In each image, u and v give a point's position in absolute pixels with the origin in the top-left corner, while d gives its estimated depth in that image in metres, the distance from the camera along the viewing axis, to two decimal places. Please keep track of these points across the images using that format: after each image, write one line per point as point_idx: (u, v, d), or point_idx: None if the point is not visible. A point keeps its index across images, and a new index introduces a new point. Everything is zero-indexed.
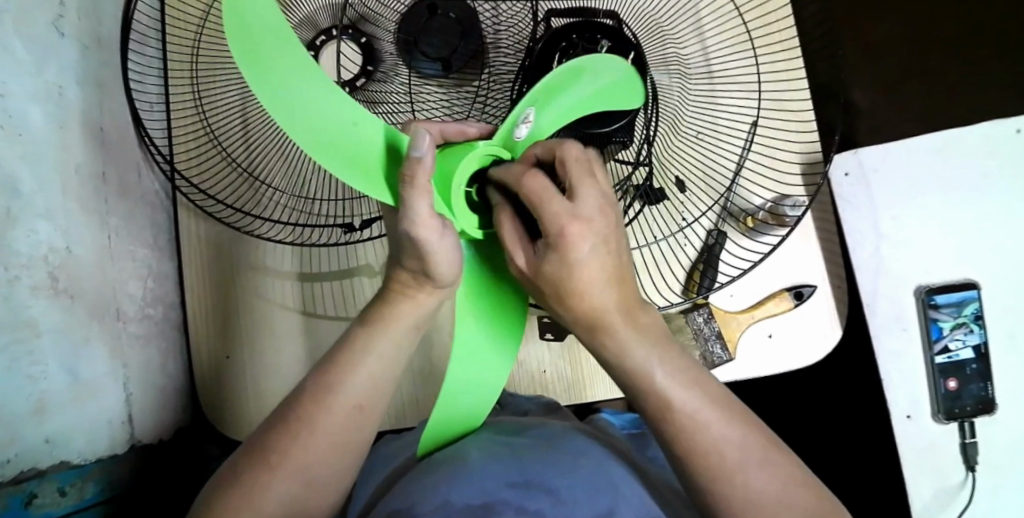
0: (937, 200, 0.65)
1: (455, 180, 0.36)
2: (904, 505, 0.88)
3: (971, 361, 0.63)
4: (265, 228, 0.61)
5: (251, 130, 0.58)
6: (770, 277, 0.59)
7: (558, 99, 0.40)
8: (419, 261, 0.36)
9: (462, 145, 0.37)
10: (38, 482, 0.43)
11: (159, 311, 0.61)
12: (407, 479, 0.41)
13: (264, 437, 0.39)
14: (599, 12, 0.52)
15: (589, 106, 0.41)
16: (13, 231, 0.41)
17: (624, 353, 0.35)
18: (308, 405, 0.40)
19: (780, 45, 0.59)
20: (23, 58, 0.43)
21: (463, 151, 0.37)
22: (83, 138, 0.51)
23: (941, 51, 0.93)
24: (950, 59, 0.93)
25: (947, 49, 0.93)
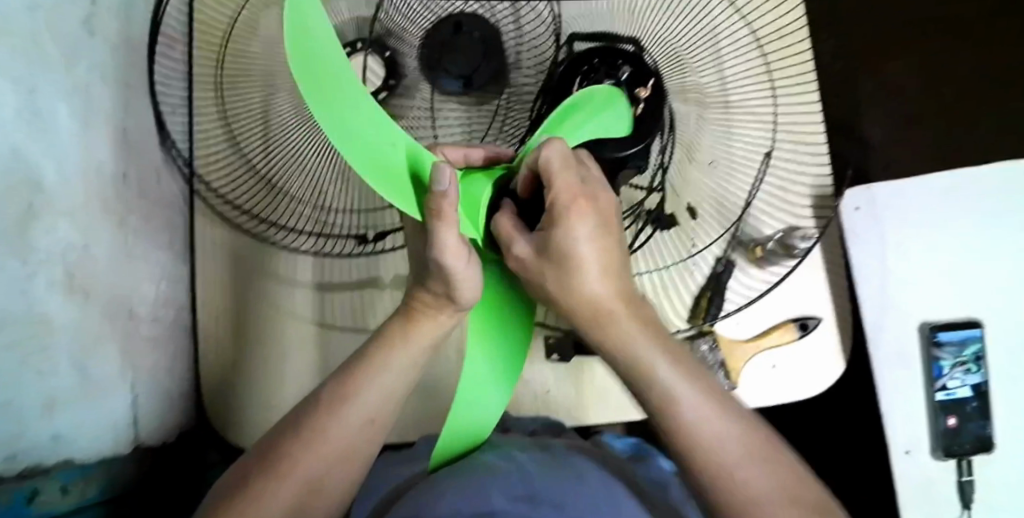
0: (945, 239, 0.66)
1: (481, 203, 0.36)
2: None
3: (970, 400, 0.63)
4: (281, 236, 0.61)
5: (272, 136, 0.57)
6: (777, 307, 0.59)
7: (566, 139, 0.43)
8: (436, 285, 0.37)
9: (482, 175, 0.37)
10: (42, 480, 0.45)
11: (171, 311, 0.62)
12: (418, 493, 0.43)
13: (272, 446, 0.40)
14: (620, 39, 0.53)
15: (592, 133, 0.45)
16: (33, 227, 0.41)
17: (637, 382, 0.36)
18: (319, 415, 0.40)
19: (796, 79, 0.60)
20: (52, 57, 0.44)
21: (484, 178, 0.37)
22: (106, 137, 0.52)
23: (959, 86, 0.93)
24: (968, 95, 0.93)
25: (965, 85, 0.93)
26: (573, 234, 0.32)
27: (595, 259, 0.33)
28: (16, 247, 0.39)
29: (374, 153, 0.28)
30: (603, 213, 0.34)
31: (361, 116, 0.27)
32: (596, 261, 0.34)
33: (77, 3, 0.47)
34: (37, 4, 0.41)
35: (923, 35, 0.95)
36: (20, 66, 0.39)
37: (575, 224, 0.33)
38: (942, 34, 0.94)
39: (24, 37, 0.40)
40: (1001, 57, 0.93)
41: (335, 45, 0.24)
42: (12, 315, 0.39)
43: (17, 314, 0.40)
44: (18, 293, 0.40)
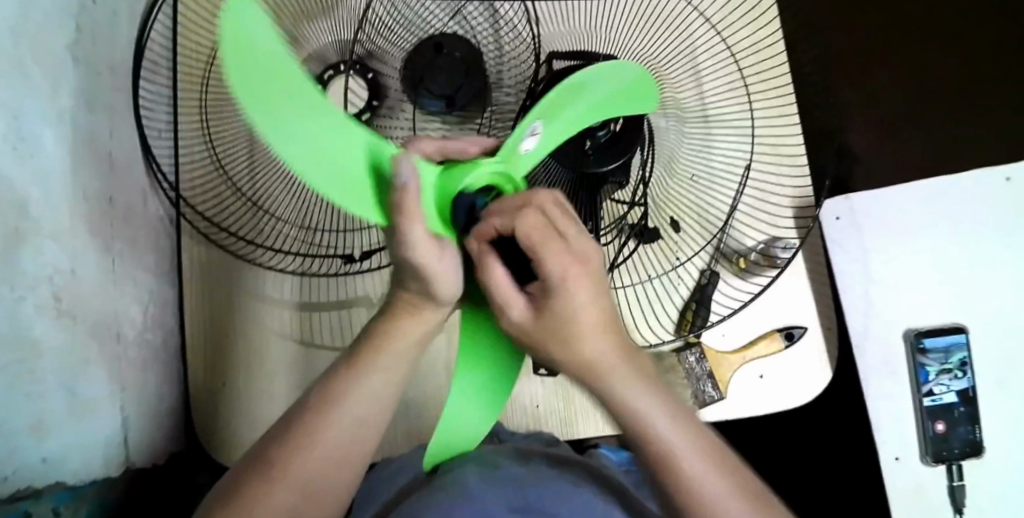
0: (925, 246, 0.67)
1: (456, 195, 0.33)
2: None
3: (957, 405, 0.63)
4: (266, 257, 0.62)
5: (259, 163, 0.59)
6: (761, 317, 0.60)
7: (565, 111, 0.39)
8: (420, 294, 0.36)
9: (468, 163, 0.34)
10: (32, 501, 0.42)
11: (158, 335, 0.62)
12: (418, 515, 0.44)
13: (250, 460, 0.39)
14: (598, 56, 0.54)
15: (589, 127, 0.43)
16: (22, 250, 0.41)
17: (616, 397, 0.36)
18: (303, 431, 0.40)
19: (776, 92, 0.61)
20: (37, 81, 0.44)
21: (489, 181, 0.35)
22: (92, 162, 0.52)
23: (935, 99, 0.96)
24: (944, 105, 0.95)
25: (939, 97, 0.95)
26: (568, 301, 0.33)
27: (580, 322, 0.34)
28: (6, 270, 0.39)
29: (327, 156, 0.25)
30: (582, 249, 0.33)
31: (304, 118, 0.23)
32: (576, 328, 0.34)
33: (63, 30, 0.48)
34: (24, 31, 0.42)
35: (900, 48, 0.97)
36: (8, 90, 0.39)
37: (572, 288, 0.33)
38: (917, 47, 0.96)
39: (12, 63, 0.40)
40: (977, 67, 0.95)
41: (278, 52, 0.19)
42: (1, 339, 0.39)
43: (7, 336, 0.39)
44: (9, 316, 0.40)
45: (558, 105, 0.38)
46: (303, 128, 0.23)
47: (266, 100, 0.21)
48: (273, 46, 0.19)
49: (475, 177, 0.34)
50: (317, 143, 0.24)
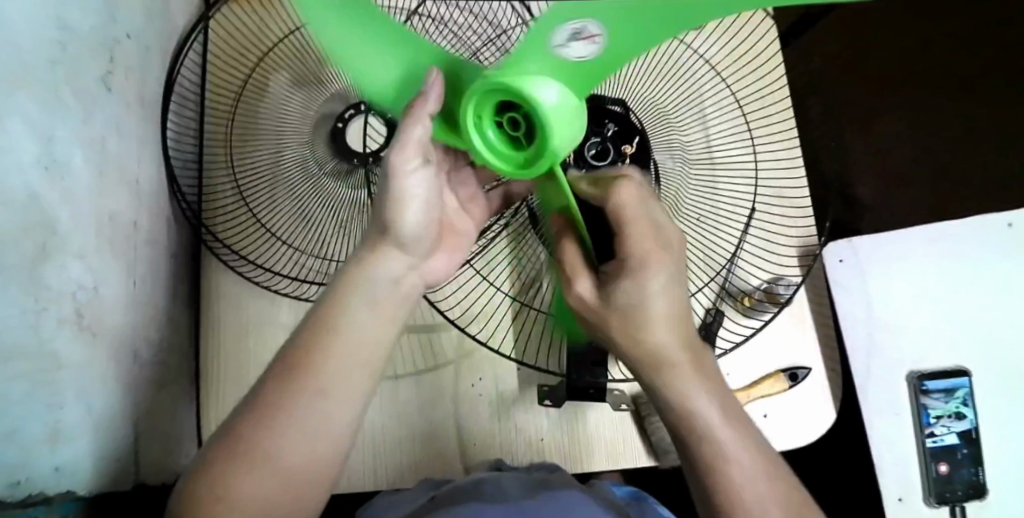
0: (929, 290, 0.68)
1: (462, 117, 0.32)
2: None
3: (959, 446, 0.64)
4: (281, 285, 0.64)
5: (278, 191, 0.62)
6: (763, 356, 0.60)
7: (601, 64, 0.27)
8: None
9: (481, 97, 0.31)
10: (44, 509, 0.45)
11: (170, 357, 0.63)
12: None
13: None
14: (605, 97, 0.56)
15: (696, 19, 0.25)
16: (48, 267, 0.43)
17: None
18: None
19: (780, 136, 0.63)
20: (72, 107, 0.46)
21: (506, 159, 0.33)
22: (118, 186, 0.54)
23: (931, 150, 1.00)
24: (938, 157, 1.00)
25: (937, 147, 1.00)
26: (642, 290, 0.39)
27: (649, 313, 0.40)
28: (32, 284, 0.40)
29: (374, 63, 0.36)
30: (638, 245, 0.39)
31: (356, 41, 0.34)
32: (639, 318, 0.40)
33: (98, 61, 0.50)
34: (59, 60, 0.44)
35: (900, 99, 1.01)
36: (42, 115, 0.41)
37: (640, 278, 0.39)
38: (916, 98, 1.01)
39: (47, 89, 0.42)
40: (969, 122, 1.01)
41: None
42: (25, 352, 0.40)
43: (28, 349, 0.40)
44: (32, 329, 0.41)
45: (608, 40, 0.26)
46: (339, 36, 0.34)
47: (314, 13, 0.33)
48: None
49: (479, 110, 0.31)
50: (369, 54, 0.35)
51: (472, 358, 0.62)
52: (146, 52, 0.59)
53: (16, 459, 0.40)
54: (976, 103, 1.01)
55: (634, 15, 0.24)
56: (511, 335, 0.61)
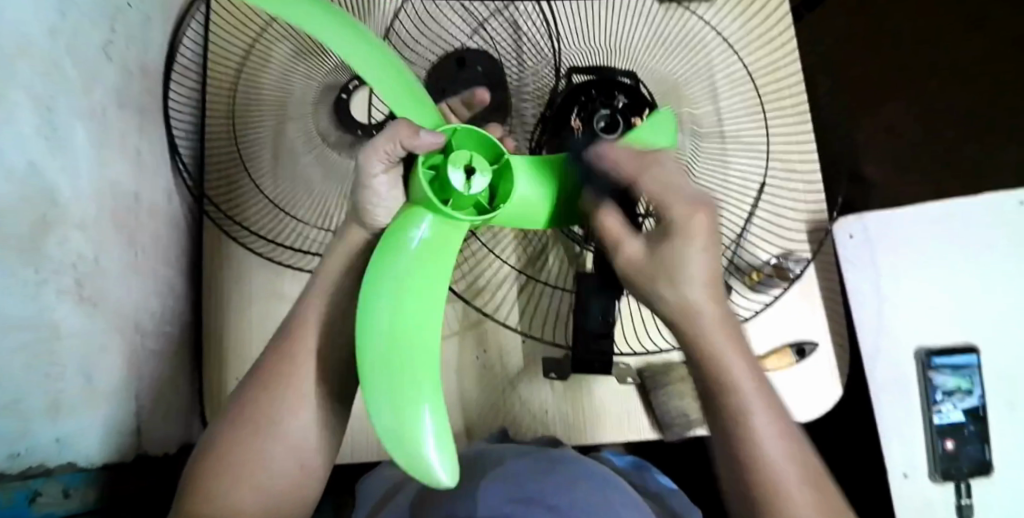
0: (940, 268, 0.67)
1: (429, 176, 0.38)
2: None
3: (965, 423, 0.64)
4: (285, 257, 0.64)
5: (282, 163, 0.62)
6: (773, 331, 0.60)
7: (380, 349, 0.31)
8: None
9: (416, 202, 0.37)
10: (44, 480, 0.43)
11: (173, 330, 0.63)
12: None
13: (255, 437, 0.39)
14: (616, 71, 0.55)
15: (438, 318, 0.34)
16: (49, 238, 0.42)
17: None
18: None
19: (790, 109, 0.62)
20: (73, 77, 0.45)
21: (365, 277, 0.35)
22: (120, 157, 0.53)
23: (936, 131, 1.01)
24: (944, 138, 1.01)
25: (940, 129, 1.01)
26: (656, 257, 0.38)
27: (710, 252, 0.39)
28: (32, 254, 0.40)
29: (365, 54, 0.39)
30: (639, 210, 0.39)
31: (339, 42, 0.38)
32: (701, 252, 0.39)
33: (98, 30, 0.49)
34: (58, 29, 0.43)
35: (904, 83, 1.03)
36: (40, 83, 0.41)
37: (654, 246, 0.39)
38: (920, 81, 1.03)
39: (45, 57, 0.41)
40: (973, 105, 1.02)
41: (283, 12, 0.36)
42: (25, 321, 0.40)
43: (28, 319, 0.40)
44: (34, 300, 0.41)
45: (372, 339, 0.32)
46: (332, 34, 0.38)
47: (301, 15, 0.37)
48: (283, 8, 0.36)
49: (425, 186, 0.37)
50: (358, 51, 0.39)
51: (478, 333, 0.61)
52: (147, 23, 0.58)
53: (14, 429, 0.40)
54: (979, 85, 1.03)
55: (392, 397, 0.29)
56: (518, 309, 0.61)
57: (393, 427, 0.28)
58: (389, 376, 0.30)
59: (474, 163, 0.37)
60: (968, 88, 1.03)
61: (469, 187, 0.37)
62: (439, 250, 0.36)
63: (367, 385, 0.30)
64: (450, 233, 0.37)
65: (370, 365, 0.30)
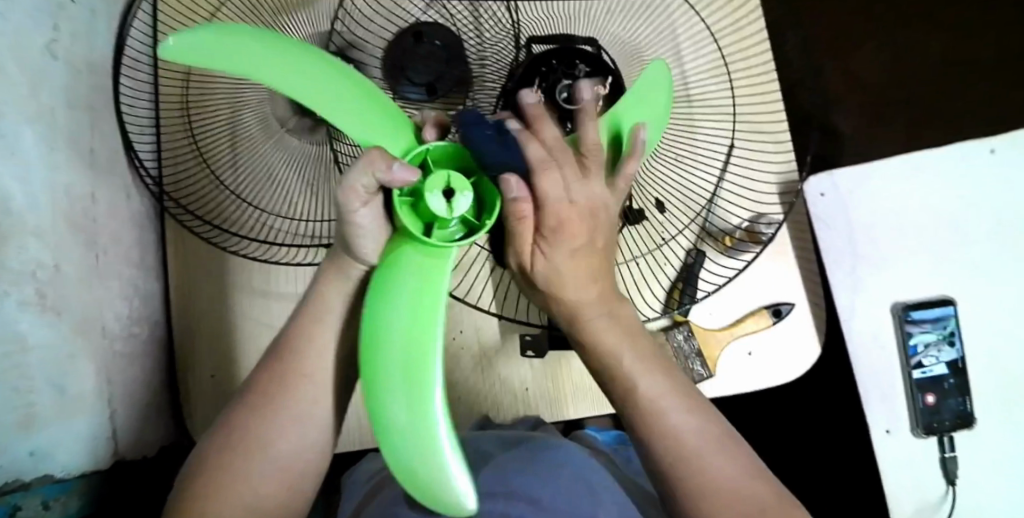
0: (911, 220, 0.67)
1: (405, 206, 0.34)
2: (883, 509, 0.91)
3: (946, 376, 0.65)
4: (252, 249, 0.62)
5: (242, 153, 0.60)
6: (748, 294, 0.59)
7: (385, 380, 0.31)
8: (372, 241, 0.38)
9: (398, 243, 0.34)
10: (23, 494, 0.41)
11: (145, 331, 0.61)
12: (408, 514, 0.44)
13: None
14: (576, 38, 0.54)
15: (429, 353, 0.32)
16: (4, 248, 0.40)
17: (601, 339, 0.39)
18: None
19: (757, 69, 0.61)
20: (17, 78, 0.42)
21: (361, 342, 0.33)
22: (74, 157, 0.50)
23: (904, 86, 1.02)
24: (911, 93, 1.02)
25: (907, 84, 1.02)
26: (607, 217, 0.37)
27: (586, 237, 0.38)
28: None
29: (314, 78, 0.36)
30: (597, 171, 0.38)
31: (280, 69, 0.35)
32: (581, 243, 0.38)
33: (40, 26, 0.46)
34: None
35: (872, 38, 1.03)
36: None
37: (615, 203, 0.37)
38: (887, 36, 1.03)
39: None
40: (938, 58, 1.03)
41: (209, 49, 0.34)
42: None
43: None
44: None
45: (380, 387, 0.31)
46: (277, 62, 0.35)
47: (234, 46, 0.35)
48: (207, 43, 0.34)
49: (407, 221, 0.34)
50: (313, 75, 0.36)
51: (452, 312, 0.60)
52: (90, 15, 0.55)
53: None
54: (944, 38, 1.03)
55: (411, 432, 0.30)
56: (491, 287, 0.60)
57: (413, 450, 0.30)
58: (400, 431, 0.30)
59: (454, 183, 0.33)
60: (934, 43, 1.03)
61: (452, 209, 0.32)
62: (431, 288, 0.33)
63: (389, 447, 0.30)
64: (434, 271, 0.34)
65: (389, 427, 0.30)
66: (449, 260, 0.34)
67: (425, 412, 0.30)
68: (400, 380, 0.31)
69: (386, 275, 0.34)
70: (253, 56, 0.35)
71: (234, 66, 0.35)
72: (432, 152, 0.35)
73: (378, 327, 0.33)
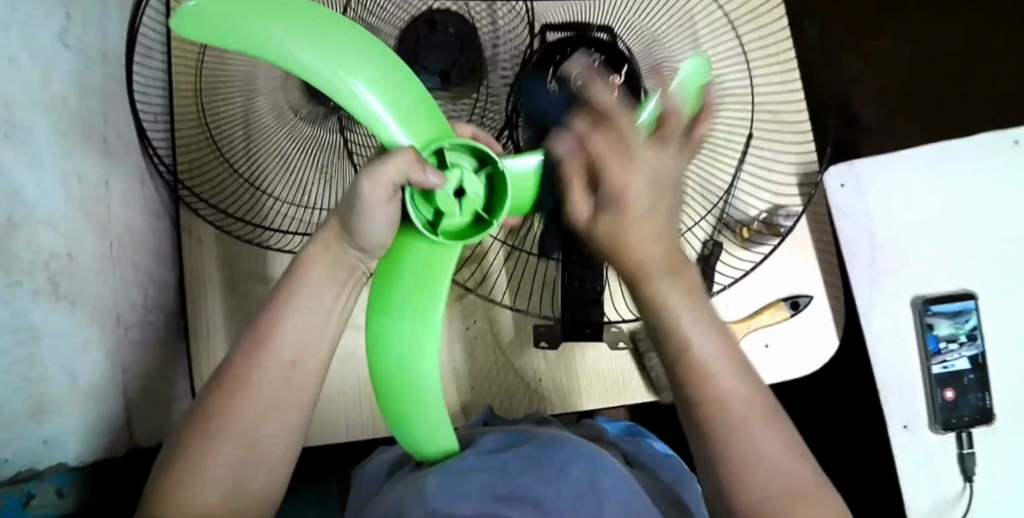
0: (932, 213, 0.66)
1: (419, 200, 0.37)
2: (896, 503, 0.91)
3: (968, 371, 0.64)
4: (265, 237, 0.62)
5: (255, 139, 0.59)
6: (765, 287, 0.59)
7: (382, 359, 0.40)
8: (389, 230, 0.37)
9: (405, 236, 0.39)
10: (37, 482, 0.43)
11: (159, 319, 0.61)
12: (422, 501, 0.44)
13: (243, 419, 0.38)
14: (592, 25, 0.53)
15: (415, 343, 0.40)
16: (17, 237, 0.40)
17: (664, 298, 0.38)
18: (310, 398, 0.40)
19: (774, 58, 0.60)
20: (29, 66, 0.42)
21: (371, 307, 0.40)
22: (87, 145, 0.50)
23: (924, 74, 1.00)
24: (931, 81, 1.00)
25: (928, 71, 1.00)
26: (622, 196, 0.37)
27: (646, 206, 0.37)
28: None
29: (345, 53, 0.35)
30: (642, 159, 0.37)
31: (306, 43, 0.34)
32: (645, 209, 0.37)
33: (52, 14, 0.46)
34: (12, 14, 0.40)
35: (893, 24, 1.01)
36: None
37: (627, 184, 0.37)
38: (908, 22, 1.01)
39: None
40: (960, 44, 1.01)
41: (237, 20, 0.33)
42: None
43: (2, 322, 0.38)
44: (4, 301, 0.38)
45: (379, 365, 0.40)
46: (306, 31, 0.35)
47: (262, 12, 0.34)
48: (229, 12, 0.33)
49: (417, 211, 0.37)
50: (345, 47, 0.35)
51: (464, 304, 0.60)
52: (100, 2, 0.55)
53: None
54: (968, 24, 1.01)
55: (404, 402, 0.40)
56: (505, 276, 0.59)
57: (407, 413, 0.40)
58: (392, 386, 0.40)
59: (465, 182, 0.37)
60: (953, 28, 1.01)
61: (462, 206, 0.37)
62: (428, 278, 0.39)
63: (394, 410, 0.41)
64: (437, 261, 0.39)
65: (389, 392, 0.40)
66: (456, 248, 0.39)
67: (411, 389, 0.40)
68: (395, 361, 0.40)
69: (395, 256, 0.39)
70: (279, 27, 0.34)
71: (258, 34, 0.33)
72: (449, 143, 0.37)
73: (380, 318, 0.40)
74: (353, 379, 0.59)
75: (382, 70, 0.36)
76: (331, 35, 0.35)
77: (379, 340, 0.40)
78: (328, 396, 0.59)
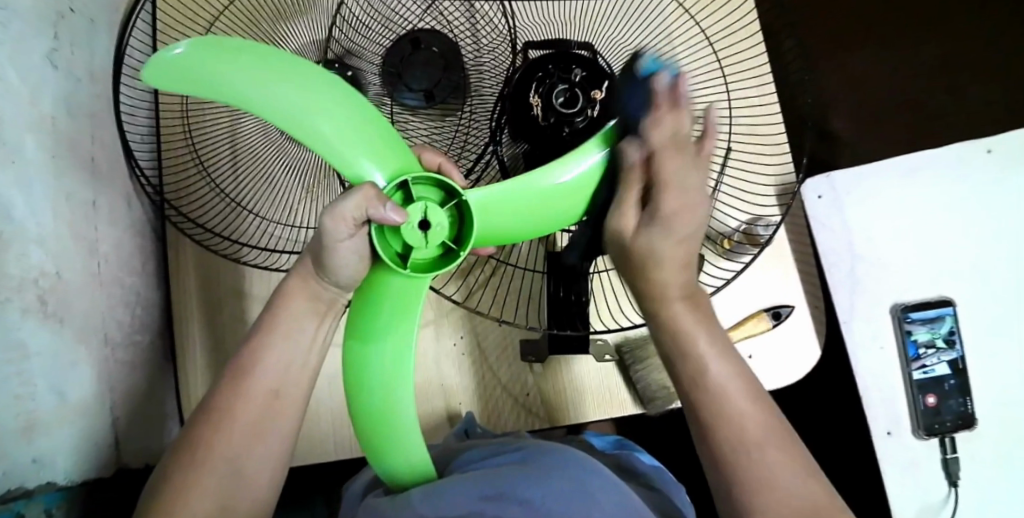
0: (907, 223, 0.68)
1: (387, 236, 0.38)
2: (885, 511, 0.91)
3: (948, 377, 0.65)
4: (247, 254, 0.62)
5: (240, 159, 0.60)
6: (746, 298, 0.60)
7: (362, 389, 0.41)
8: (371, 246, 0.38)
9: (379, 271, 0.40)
10: (26, 501, 0.41)
11: (146, 337, 0.61)
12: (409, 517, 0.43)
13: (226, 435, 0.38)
14: (572, 43, 0.54)
15: (394, 372, 0.41)
16: (5, 255, 0.40)
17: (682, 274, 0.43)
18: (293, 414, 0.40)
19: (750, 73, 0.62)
20: (18, 87, 0.43)
21: (351, 336, 0.41)
22: (75, 163, 0.51)
23: (897, 87, 1.03)
24: (904, 94, 1.03)
25: (901, 85, 1.03)
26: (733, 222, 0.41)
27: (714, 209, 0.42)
28: None
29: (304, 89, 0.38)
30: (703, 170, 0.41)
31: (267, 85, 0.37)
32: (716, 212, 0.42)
33: (41, 36, 0.47)
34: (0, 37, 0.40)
35: (865, 40, 1.03)
36: None
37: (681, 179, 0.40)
38: (880, 38, 1.04)
39: None
40: (931, 58, 1.04)
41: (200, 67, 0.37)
42: None
43: None
44: None
45: (360, 395, 0.41)
46: (266, 75, 0.37)
47: (223, 58, 0.37)
48: (194, 59, 0.36)
49: (387, 247, 0.39)
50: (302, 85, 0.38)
51: (451, 318, 0.61)
52: (90, 23, 0.56)
53: None
54: (938, 39, 1.04)
55: (383, 430, 0.41)
56: (490, 292, 0.60)
57: (386, 441, 0.41)
58: (372, 414, 0.41)
59: (430, 214, 0.38)
60: (925, 41, 1.04)
61: (428, 238, 0.38)
62: (407, 307, 0.41)
63: (375, 439, 0.41)
64: (411, 291, 0.40)
65: (369, 420, 0.41)
66: (426, 280, 0.40)
67: (391, 417, 0.41)
68: (375, 390, 0.41)
69: (372, 288, 0.41)
70: (240, 73, 0.37)
71: (223, 80, 0.37)
72: (414, 179, 0.39)
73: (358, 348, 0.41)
74: (341, 395, 0.59)
75: (343, 106, 0.39)
76: (292, 81, 0.38)
77: (357, 371, 0.41)
78: (314, 412, 0.59)
